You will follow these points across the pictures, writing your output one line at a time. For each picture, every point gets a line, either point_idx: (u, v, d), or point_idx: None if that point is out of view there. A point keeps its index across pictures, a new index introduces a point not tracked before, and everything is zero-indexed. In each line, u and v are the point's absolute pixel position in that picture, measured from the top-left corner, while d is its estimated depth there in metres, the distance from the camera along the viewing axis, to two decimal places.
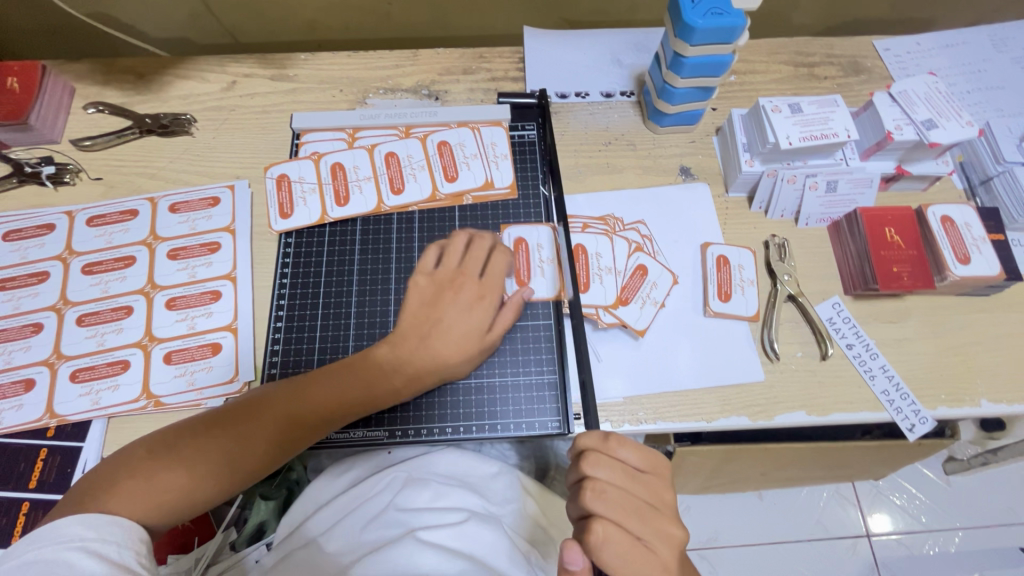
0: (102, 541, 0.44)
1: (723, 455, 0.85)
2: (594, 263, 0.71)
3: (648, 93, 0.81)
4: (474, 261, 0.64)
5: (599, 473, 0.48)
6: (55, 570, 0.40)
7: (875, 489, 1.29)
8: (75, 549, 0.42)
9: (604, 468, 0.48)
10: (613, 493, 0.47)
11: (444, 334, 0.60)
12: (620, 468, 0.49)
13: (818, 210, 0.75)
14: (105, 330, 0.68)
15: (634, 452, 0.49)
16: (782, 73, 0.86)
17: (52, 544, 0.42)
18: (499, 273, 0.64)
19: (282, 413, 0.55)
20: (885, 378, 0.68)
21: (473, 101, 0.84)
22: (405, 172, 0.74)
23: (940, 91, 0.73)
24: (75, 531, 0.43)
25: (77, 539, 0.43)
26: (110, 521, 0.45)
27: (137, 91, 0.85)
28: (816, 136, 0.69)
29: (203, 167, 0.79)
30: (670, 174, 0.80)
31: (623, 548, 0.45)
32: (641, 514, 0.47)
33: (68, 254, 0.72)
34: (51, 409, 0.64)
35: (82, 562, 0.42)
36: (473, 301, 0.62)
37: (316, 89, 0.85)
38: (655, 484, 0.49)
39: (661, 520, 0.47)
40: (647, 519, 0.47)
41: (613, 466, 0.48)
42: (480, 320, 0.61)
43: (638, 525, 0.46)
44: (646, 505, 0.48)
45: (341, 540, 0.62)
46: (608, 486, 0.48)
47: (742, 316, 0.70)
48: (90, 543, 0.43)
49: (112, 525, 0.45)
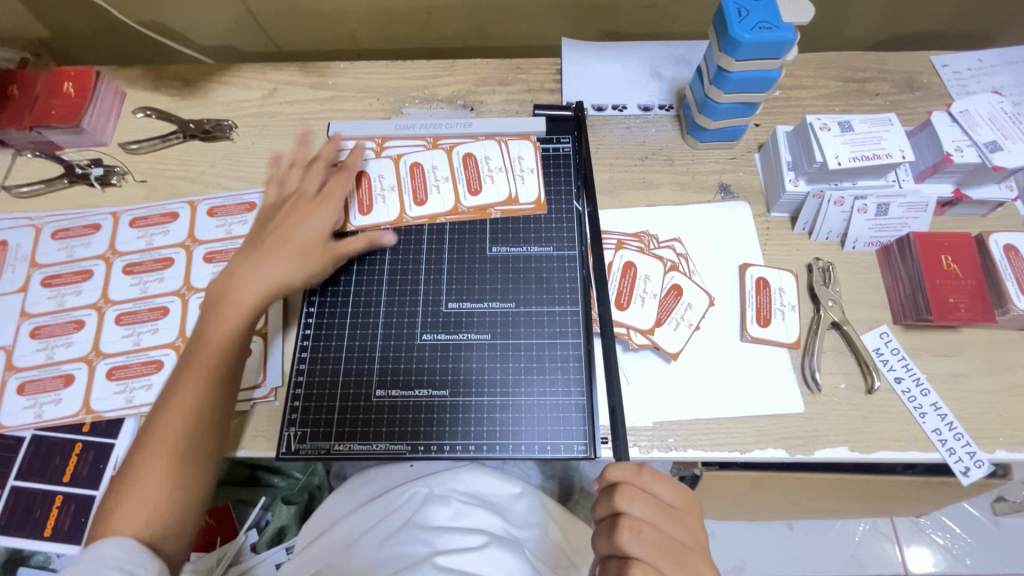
0: (132, 562, 0.47)
1: (754, 485, 0.81)
2: (640, 284, 0.69)
3: (688, 108, 0.79)
4: (312, 178, 0.70)
5: (634, 510, 0.46)
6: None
7: (915, 526, 1.22)
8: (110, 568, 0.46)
9: (640, 504, 0.46)
10: (650, 532, 0.45)
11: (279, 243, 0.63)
12: (655, 504, 0.46)
13: (867, 234, 0.71)
14: (141, 330, 0.70)
15: (668, 487, 0.48)
16: (830, 88, 0.83)
17: (90, 562, 0.46)
18: (337, 184, 0.69)
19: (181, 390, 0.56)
20: (936, 416, 0.63)
21: (508, 112, 0.84)
22: (428, 186, 0.73)
23: (1005, 111, 0.68)
24: (108, 552, 0.47)
25: (111, 559, 0.47)
26: (138, 549, 0.49)
27: (183, 97, 0.87)
28: (868, 156, 0.66)
29: (242, 173, 0.81)
30: (710, 192, 0.77)
31: None
32: (677, 554, 0.45)
33: (111, 253, 0.74)
34: (87, 405, 0.66)
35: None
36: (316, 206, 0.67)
37: (355, 97, 0.86)
38: (690, 522, 0.47)
39: (698, 562, 0.45)
40: (682, 559, 0.45)
41: (649, 502, 0.46)
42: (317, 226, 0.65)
43: (674, 567, 0.44)
44: (681, 545, 0.45)
45: (365, 559, 0.62)
46: (643, 524, 0.45)
47: (781, 342, 0.67)
48: (123, 564, 0.47)
49: (141, 553, 0.49)
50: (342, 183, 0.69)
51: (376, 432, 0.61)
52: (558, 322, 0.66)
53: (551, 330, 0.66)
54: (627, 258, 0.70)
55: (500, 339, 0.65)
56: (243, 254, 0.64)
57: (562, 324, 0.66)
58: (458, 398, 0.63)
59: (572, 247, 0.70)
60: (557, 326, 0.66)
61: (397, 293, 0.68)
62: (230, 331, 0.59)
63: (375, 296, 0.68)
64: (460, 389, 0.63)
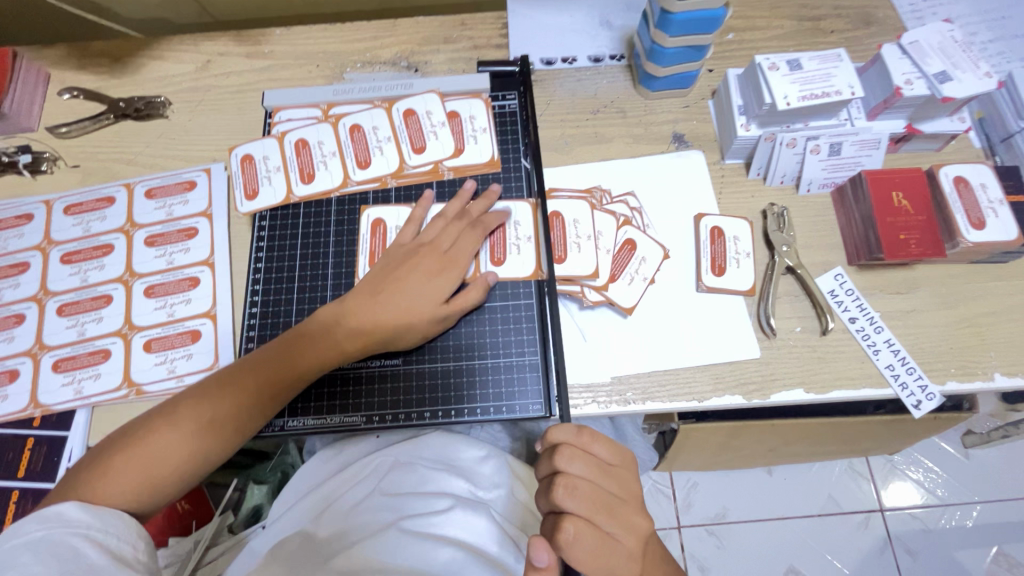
0: (103, 532, 0.47)
1: (726, 434, 0.82)
2: (571, 230, 0.67)
3: (637, 56, 0.76)
4: (446, 233, 0.64)
5: (572, 469, 0.47)
6: (61, 555, 0.44)
7: (889, 463, 1.26)
8: (80, 536, 0.46)
9: (578, 462, 0.48)
10: (585, 489, 0.47)
11: (400, 300, 0.60)
12: (592, 464, 0.48)
13: (821, 175, 0.70)
14: (85, 320, 0.68)
15: (606, 448, 0.50)
16: (784, 28, 0.80)
17: (61, 526, 0.45)
18: (468, 243, 0.63)
19: (225, 390, 0.55)
20: (890, 352, 0.64)
21: (454, 72, 0.80)
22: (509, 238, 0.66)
23: (956, 40, 0.67)
24: (79, 516, 0.47)
25: (82, 526, 0.47)
26: (112, 514, 0.49)
27: (111, 75, 0.82)
28: (817, 94, 0.64)
29: (179, 151, 0.77)
30: (663, 142, 0.75)
31: (591, 544, 0.45)
32: (611, 509, 0.47)
33: (47, 244, 0.71)
34: (35, 400, 0.64)
35: (86, 549, 0.45)
36: (442, 270, 0.62)
37: (293, 65, 0.82)
38: (626, 479, 0.49)
39: (630, 514, 0.47)
40: (616, 513, 0.47)
41: (586, 461, 0.48)
42: (440, 291, 0.61)
43: (608, 519, 0.46)
44: (616, 499, 0.48)
45: (330, 528, 0.62)
46: (580, 481, 0.47)
47: (736, 290, 0.67)
48: (94, 533, 0.47)
49: (113, 517, 0.48)
50: (472, 291, 0.61)
51: (330, 407, 0.61)
52: (513, 235, 0.66)
53: (503, 243, 0.66)
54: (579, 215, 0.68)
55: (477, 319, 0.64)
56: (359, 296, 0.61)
57: (515, 238, 0.66)
58: (411, 367, 0.62)
59: (527, 193, 0.69)
60: (510, 246, 0.66)
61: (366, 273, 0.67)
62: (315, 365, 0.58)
63: (322, 272, 0.68)
64: (412, 357, 0.63)
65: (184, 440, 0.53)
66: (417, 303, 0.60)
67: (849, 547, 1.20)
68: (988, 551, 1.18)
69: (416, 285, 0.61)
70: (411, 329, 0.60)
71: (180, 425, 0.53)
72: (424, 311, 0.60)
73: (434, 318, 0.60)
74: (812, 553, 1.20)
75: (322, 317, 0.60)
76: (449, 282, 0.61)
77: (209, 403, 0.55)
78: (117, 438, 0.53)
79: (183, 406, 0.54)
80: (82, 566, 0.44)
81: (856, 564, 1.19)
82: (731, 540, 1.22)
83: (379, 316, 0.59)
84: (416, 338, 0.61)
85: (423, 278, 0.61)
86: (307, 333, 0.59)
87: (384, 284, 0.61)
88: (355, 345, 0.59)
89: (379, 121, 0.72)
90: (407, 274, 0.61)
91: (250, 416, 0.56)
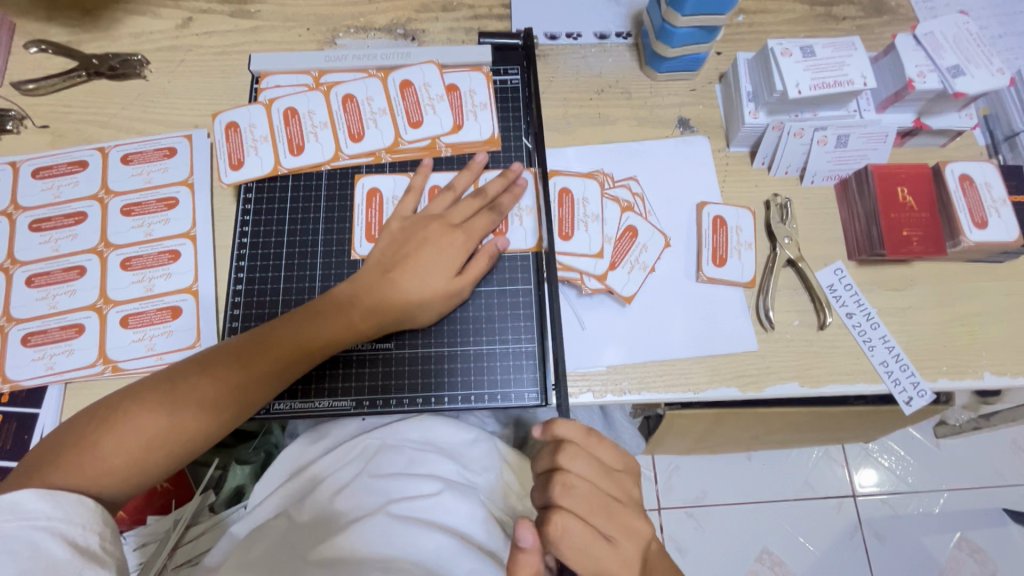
0: (67, 521, 0.44)
1: (708, 421, 0.82)
2: (580, 209, 0.66)
3: (645, 35, 0.73)
4: (459, 209, 0.61)
5: (574, 468, 0.47)
6: (18, 553, 0.41)
7: (864, 450, 1.29)
8: (39, 529, 0.43)
9: (580, 462, 0.47)
10: (583, 488, 0.46)
11: (413, 276, 0.58)
12: (595, 464, 0.48)
13: (826, 166, 0.69)
14: (56, 292, 0.64)
15: (610, 451, 0.49)
16: (795, 13, 0.78)
17: (16, 520, 0.42)
18: (482, 221, 0.61)
19: (222, 367, 0.53)
20: (884, 348, 0.64)
21: (453, 42, 0.76)
22: (510, 211, 0.64)
23: (970, 33, 0.65)
24: (38, 507, 0.43)
25: (43, 517, 0.43)
26: (75, 502, 0.45)
27: (82, 28, 0.76)
28: (829, 83, 0.63)
29: (158, 115, 0.72)
30: (668, 127, 0.73)
31: (582, 541, 0.45)
32: (607, 510, 0.47)
33: (14, 209, 0.67)
34: (3, 374, 0.61)
35: (46, 544, 0.42)
36: (452, 241, 0.60)
37: (281, 28, 0.77)
38: (625, 482, 0.49)
39: (626, 516, 0.47)
40: (612, 515, 0.47)
41: (589, 461, 0.47)
42: (450, 264, 0.59)
43: (603, 520, 0.46)
44: (614, 501, 0.47)
45: (314, 510, 0.60)
46: (579, 480, 0.47)
47: (736, 282, 0.66)
48: (55, 525, 0.44)
49: (78, 506, 0.45)
50: (480, 262, 0.60)
51: (318, 391, 0.60)
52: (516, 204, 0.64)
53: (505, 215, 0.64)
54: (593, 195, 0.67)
55: (478, 309, 0.62)
56: (367, 273, 0.59)
57: (517, 211, 0.64)
58: (404, 351, 0.61)
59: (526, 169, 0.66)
60: (511, 219, 0.64)
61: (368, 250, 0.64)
62: (314, 342, 0.56)
63: (310, 250, 0.65)
64: (405, 341, 0.61)
65: (166, 420, 0.50)
66: (428, 276, 0.58)
67: (821, 530, 1.23)
68: (952, 536, 1.23)
69: (429, 263, 0.58)
70: (422, 306, 0.58)
71: (168, 400, 0.51)
72: (435, 289, 0.58)
73: (441, 293, 0.58)
74: (785, 536, 1.23)
75: (331, 294, 0.58)
76: (461, 260, 0.60)
77: (199, 382, 0.52)
78: (98, 412, 0.50)
79: (173, 382, 0.52)
80: (38, 566, 0.41)
81: (827, 547, 1.22)
82: (709, 522, 1.24)
83: (389, 293, 0.57)
84: (429, 317, 0.59)
85: (435, 255, 0.59)
86: (313, 308, 0.57)
87: (397, 260, 0.59)
88: (366, 324, 0.57)
89: (374, 92, 0.68)
90: (418, 250, 0.59)
91: (241, 398, 0.53)
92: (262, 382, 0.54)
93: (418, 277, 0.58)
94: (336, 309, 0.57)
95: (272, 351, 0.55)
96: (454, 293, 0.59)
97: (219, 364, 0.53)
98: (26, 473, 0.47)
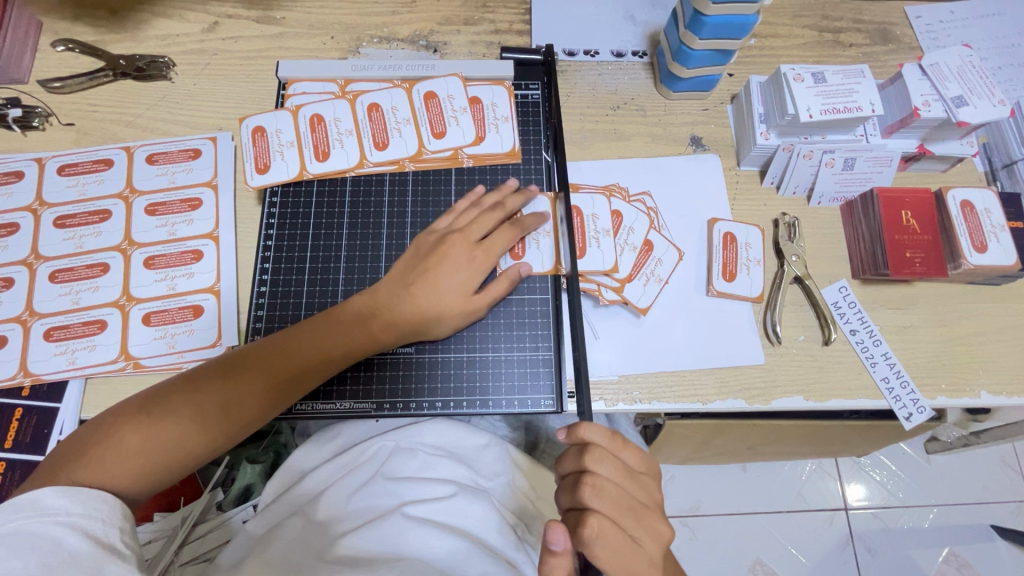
0: (88, 517, 0.45)
1: (708, 432, 0.84)
2: (625, 235, 0.68)
3: (662, 55, 0.75)
4: (478, 225, 0.63)
5: (601, 469, 0.48)
6: (41, 548, 0.41)
7: (856, 464, 1.32)
8: (59, 524, 0.43)
9: (607, 464, 0.49)
10: (612, 491, 0.48)
11: (434, 293, 0.59)
12: (621, 467, 0.49)
13: (833, 188, 0.71)
14: (79, 288, 0.65)
15: (635, 455, 0.51)
16: (805, 38, 0.81)
17: (39, 516, 0.43)
18: (502, 238, 0.62)
19: (248, 371, 0.54)
20: (886, 365, 0.66)
21: (474, 56, 0.78)
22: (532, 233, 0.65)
23: (974, 65, 0.68)
24: (57, 502, 0.44)
25: (62, 514, 0.44)
26: (96, 497, 0.46)
27: (109, 29, 0.77)
28: (839, 109, 0.65)
29: (183, 117, 0.74)
30: (681, 144, 0.75)
31: (615, 545, 0.46)
32: (635, 513, 0.48)
33: (38, 205, 0.68)
34: (24, 368, 0.62)
35: (67, 539, 0.43)
36: (472, 258, 0.61)
37: (306, 35, 0.79)
38: (649, 486, 0.51)
39: (653, 520, 0.49)
40: (640, 518, 0.48)
41: (615, 464, 0.49)
42: (469, 280, 0.60)
43: (632, 524, 0.48)
44: (640, 505, 0.49)
45: (329, 510, 0.61)
46: (607, 483, 0.48)
47: (744, 297, 0.68)
48: (74, 520, 0.44)
49: (98, 500, 0.46)
50: (502, 283, 0.61)
51: (340, 392, 0.61)
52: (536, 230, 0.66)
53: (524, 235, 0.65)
54: (614, 208, 0.70)
55: (496, 318, 0.64)
56: (390, 286, 0.60)
57: (537, 232, 0.66)
58: (424, 355, 0.62)
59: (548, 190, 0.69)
60: (529, 241, 0.66)
61: (394, 256, 0.66)
62: (336, 349, 0.57)
63: (334, 256, 0.66)
64: (425, 345, 0.62)
65: (193, 421, 0.51)
66: (448, 292, 0.59)
67: (813, 542, 1.25)
68: (940, 551, 1.25)
69: (447, 278, 0.60)
70: (442, 322, 0.59)
71: (195, 401, 0.52)
72: (454, 304, 0.59)
73: (462, 307, 0.60)
74: (778, 547, 1.25)
75: (352, 306, 0.60)
76: (477, 279, 0.61)
77: (227, 385, 0.53)
78: (126, 410, 0.51)
79: (201, 384, 0.53)
80: (61, 560, 0.41)
81: (818, 559, 1.24)
82: (703, 532, 1.26)
83: (412, 308, 0.59)
84: (446, 331, 0.60)
85: (454, 271, 0.60)
86: (337, 317, 0.59)
87: (416, 271, 0.60)
88: (387, 335, 0.59)
89: (399, 102, 0.70)
90: (440, 263, 0.60)
91: (265, 402, 0.54)
92: (285, 386, 0.55)
93: (436, 293, 0.59)
94: (360, 319, 0.59)
95: (296, 357, 0.56)
96: (472, 308, 0.60)
97: (245, 367, 0.54)
98: (51, 469, 0.48)
